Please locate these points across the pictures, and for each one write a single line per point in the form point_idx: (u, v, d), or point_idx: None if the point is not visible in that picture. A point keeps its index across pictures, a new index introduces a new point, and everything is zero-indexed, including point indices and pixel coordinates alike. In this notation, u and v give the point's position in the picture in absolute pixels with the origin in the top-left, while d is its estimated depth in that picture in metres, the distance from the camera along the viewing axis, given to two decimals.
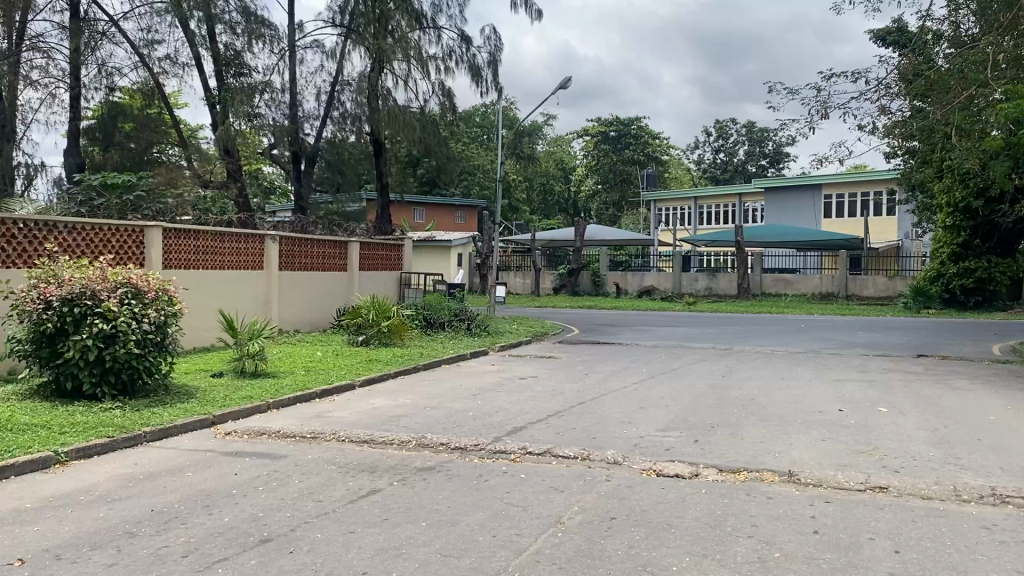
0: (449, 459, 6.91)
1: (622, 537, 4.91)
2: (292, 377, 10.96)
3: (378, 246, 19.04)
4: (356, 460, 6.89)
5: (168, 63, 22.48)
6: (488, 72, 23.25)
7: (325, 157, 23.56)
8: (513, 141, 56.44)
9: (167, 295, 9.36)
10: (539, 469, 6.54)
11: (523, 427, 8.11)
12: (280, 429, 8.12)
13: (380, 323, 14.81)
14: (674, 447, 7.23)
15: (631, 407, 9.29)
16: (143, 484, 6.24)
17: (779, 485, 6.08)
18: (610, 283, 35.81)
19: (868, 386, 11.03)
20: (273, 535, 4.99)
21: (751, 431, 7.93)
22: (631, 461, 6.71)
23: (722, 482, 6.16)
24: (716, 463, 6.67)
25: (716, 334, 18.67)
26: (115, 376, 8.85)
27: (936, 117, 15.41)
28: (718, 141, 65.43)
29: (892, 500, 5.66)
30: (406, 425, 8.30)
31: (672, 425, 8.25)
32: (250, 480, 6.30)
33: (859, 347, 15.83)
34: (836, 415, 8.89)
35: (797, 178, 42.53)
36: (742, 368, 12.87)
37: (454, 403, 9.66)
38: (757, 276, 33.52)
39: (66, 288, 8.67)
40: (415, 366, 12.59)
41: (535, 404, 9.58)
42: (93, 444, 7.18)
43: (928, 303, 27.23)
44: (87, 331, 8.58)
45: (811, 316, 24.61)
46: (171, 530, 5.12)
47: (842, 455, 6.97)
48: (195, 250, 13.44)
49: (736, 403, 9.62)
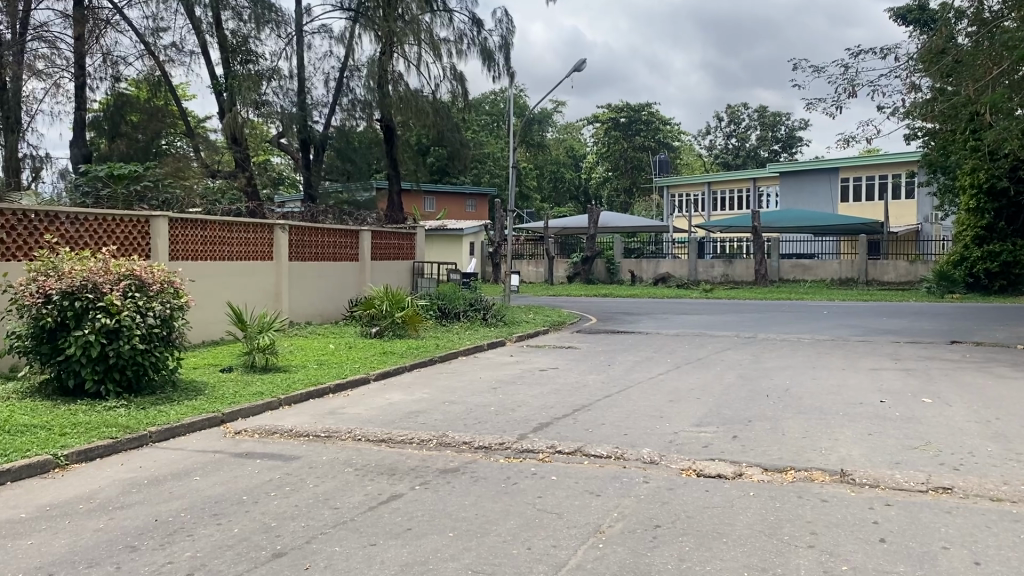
0: (473, 459, 6.47)
1: (669, 548, 4.46)
2: (304, 371, 10.54)
3: (390, 235, 18.64)
4: (375, 462, 6.45)
5: (174, 51, 22.08)
6: (500, 56, 22.75)
7: (334, 145, 23.13)
8: (523, 128, 55.86)
9: (173, 287, 8.94)
10: (571, 469, 6.09)
11: (549, 423, 7.66)
12: (292, 427, 7.70)
13: (393, 314, 14.39)
14: (713, 444, 6.77)
15: (660, 400, 8.84)
16: (145, 490, 5.81)
17: (832, 486, 5.62)
18: (625, 271, 35.15)
19: (906, 374, 10.55)
20: (287, 549, 4.56)
21: (791, 426, 7.48)
22: (669, 460, 6.26)
23: (770, 484, 5.69)
24: (761, 462, 6.21)
25: (737, 322, 18.17)
26: (119, 373, 8.44)
27: (964, 95, 15.07)
28: (729, 126, 64.62)
29: (959, 503, 5.19)
30: (425, 422, 7.87)
31: (707, 419, 7.79)
32: (261, 486, 5.86)
33: (889, 333, 15.30)
34: (878, 407, 8.42)
35: (813, 161, 41.83)
36: (770, 357, 12.38)
37: (474, 397, 9.21)
38: (774, 262, 32.91)
39: (66, 281, 8.24)
40: (432, 358, 12.15)
41: (560, 397, 9.13)
42: (95, 446, 6.77)
43: (953, 288, 26.51)
44: (89, 326, 8.14)
45: (832, 301, 24.18)
46: (174, 545, 4.69)
47: (895, 451, 6.51)
48: (202, 241, 13.04)
49: (770, 395, 9.14)
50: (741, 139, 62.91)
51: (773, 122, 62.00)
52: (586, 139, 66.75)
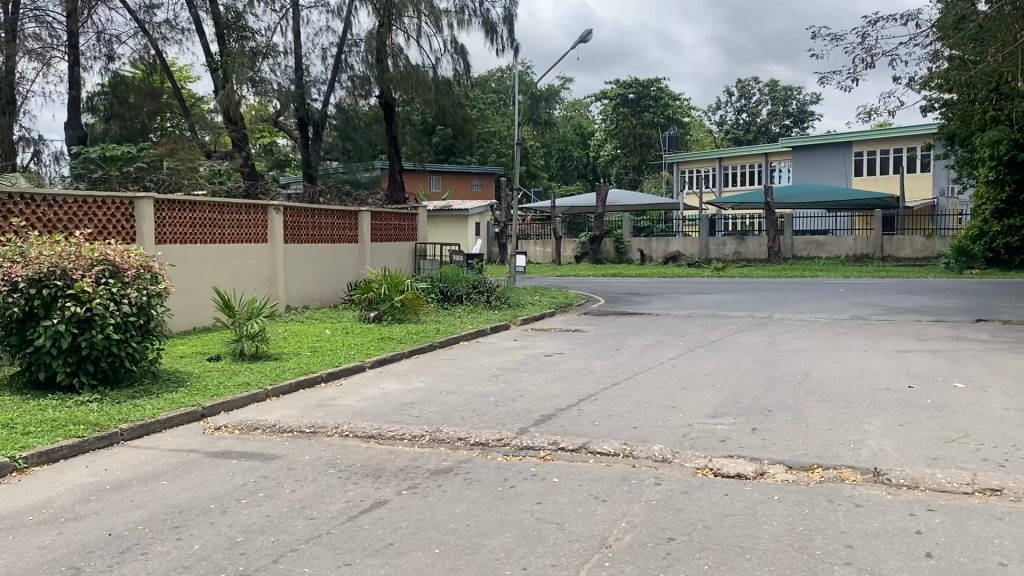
0: (469, 458, 5.91)
1: (687, 567, 3.89)
2: (296, 359, 10.02)
3: (391, 216, 18.06)
4: (361, 462, 5.89)
5: (167, 28, 21.45)
6: (503, 28, 22.06)
7: (335, 124, 22.57)
8: (531, 106, 55.11)
9: (150, 272, 8.36)
10: (576, 469, 5.51)
11: (552, 416, 7.08)
12: (276, 422, 7.16)
13: (393, 297, 13.80)
14: (730, 438, 6.20)
15: (673, 388, 8.25)
16: (105, 498, 5.26)
17: (866, 487, 5.04)
18: (634, 250, 34.33)
19: (933, 357, 9.95)
20: (251, 570, 4.02)
21: (814, 416, 6.89)
22: (682, 457, 5.69)
23: (796, 485, 5.12)
24: (783, 459, 5.64)
25: (751, 301, 17.56)
26: (94, 366, 7.92)
27: (993, 62, 14.34)
28: (740, 101, 63.58)
29: (1011, 508, 4.60)
30: (419, 415, 7.31)
31: (724, 409, 7.20)
32: (232, 491, 5.31)
33: (911, 312, 14.65)
34: (906, 393, 7.83)
35: (826, 135, 41.02)
36: (788, 339, 11.76)
37: (474, 386, 8.65)
38: (787, 238, 32.11)
39: (33, 267, 7.67)
40: (431, 343, 11.59)
41: (565, 385, 8.55)
42: (59, 447, 6.23)
43: (972, 262, 25.46)
44: (59, 316, 7.61)
45: (847, 278, 23.55)
46: (124, 566, 4.14)
47: (930, 445, 5.94)
48: (192, 222, 12.48)
49: (790, 381, 8.55)
50: (753, 114, 61.95)
51: (785, 96, 61.00)
52: (594, 116, 65.97)
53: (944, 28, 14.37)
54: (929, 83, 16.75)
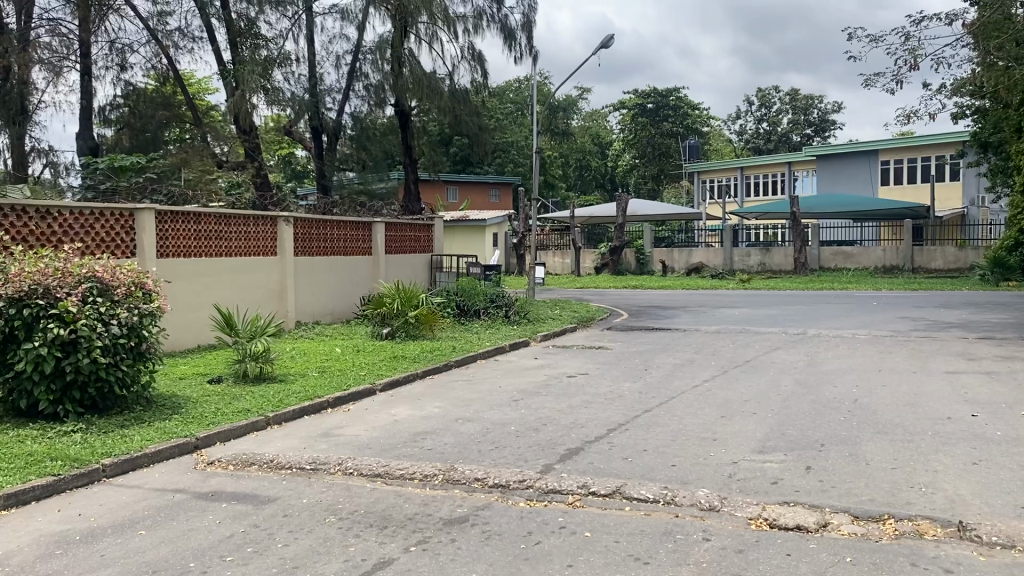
0: (487, 503, 5.20)
1: None
2: (301, 381, 9.35)
3: (405, 227, 17.41)
4: (365, 507, 5.20)
5: (179, 36, 20.97)
6: (523, 35, 21.45)
7: (350, 134, 22.01)
8: (547, 117, 54.40)
9: (143, 290, 7.73)
10: (611, 520, 4.79)
11: (579, 451, 6.36)
12: (275, 456, 6.50)
13: (406, 313, 13.09)
14: (783, 480, 5.47)
15: (711, 416, 7.51)
16: (71, 553, 4.60)
17: (950, 546, 4.31)
18: (655, 260, 33.48)
19: (989, 379, 9.15)
20: None
21: (873, 452, 6.15)
22: (732, 505, 4.97)
23: (869, 542, 4.39)
24: (848, 508, 4.90)
25: (782, 315, 16.78)
26: (80, 391, 7.30)
27: None
28: (760, 110, 62.63)
29: None
30: (432, 448, 6.61)
31: (772, 444, 6.45)
32: (216, 545, 4.63)
33: (955, 328, 13.82)
34: (969, 423, 7.06)
35: (850, 144, 40.11)
36: (827, 358, 10.98)
37: (493, 413, 7.95)
38: (814, 249, 31.20)
39: (12, 286, 7.02)
40: (446, 363, 10.88)
41: (591, 413, 7.83)
42: (30, 487, 5.58)
43: (1008, 274, 24.62)
44: (41, 338, 6.95)
45: (879, 291, 22.60)
46: None
47: (1014, 490, 5.18)
48: (196, 235, 11.86)
49: (838, 408, 7.79)
50: (773, 123, 60.99)
51: (806, 105, 60.11)
52: (611, 126, 65.20)
53: (984, 27, 13.61)
54: (966, 89, 15.97)
